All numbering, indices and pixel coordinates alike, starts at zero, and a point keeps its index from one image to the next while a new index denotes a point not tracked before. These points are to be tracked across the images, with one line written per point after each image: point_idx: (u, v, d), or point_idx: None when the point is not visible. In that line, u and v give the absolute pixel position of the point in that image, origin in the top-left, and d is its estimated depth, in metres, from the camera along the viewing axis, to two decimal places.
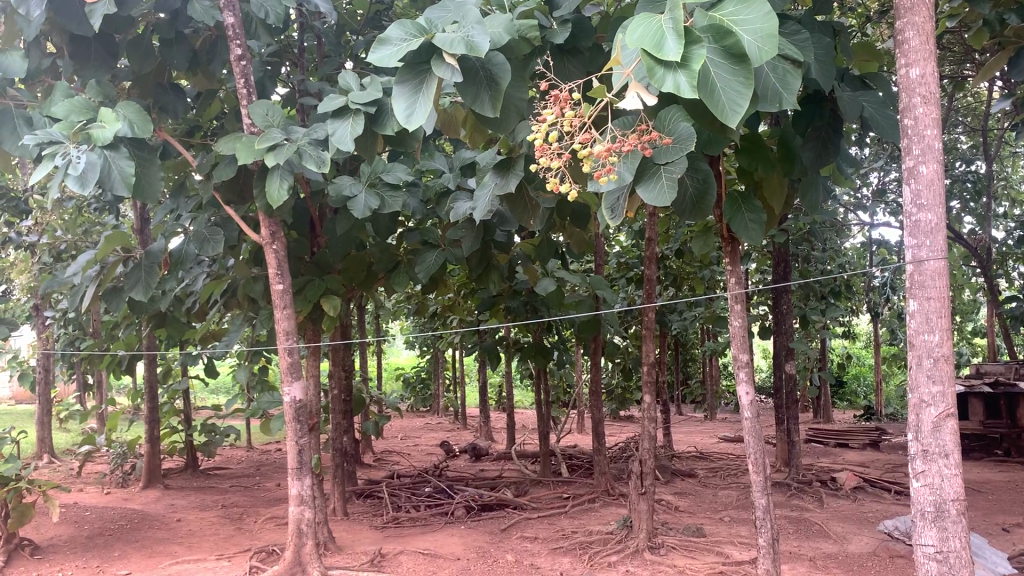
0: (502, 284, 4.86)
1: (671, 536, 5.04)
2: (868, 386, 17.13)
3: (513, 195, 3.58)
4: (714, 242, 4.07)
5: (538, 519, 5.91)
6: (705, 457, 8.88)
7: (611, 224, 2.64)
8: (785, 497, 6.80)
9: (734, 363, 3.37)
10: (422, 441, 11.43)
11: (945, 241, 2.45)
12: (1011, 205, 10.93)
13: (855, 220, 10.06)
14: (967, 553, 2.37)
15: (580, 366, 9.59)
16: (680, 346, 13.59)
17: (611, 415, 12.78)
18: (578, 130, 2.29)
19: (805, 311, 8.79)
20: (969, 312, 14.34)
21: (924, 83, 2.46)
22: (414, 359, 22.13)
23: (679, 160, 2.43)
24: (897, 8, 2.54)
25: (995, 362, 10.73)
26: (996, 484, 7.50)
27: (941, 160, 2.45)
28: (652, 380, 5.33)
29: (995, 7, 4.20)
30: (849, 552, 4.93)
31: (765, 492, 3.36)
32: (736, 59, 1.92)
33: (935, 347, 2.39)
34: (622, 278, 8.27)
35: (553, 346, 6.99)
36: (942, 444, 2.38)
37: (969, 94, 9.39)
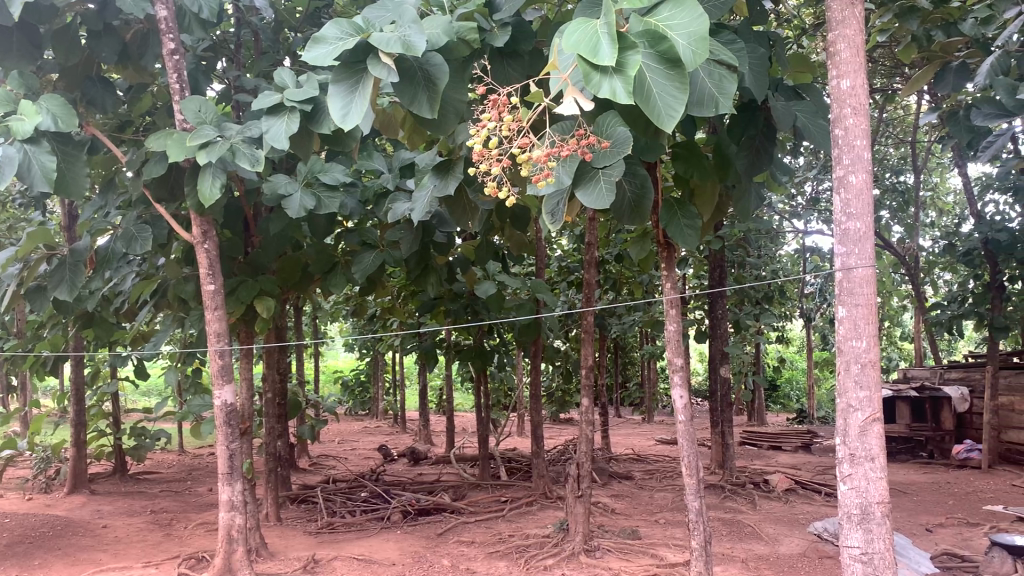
0: (440, 286, 4.82)
1: (607, 539, 5.07)
2: (799, 390, 17.58)
3: (452, 197, 3.55)
4: (650, 247, 4.11)
5: (475, 523, 5.89)
6: (642, 460, 8.97)
7: (551, 228, 2.65)
8: (719, 499, 6.90)
9: (670, 366, 3.40)
10: (360, 445, 11.30)
11: (873, 249, 2.50)
12: (938, 215, 11.34)
13: (789, 227, 10.31)
14: (891, 553, 2.42)
15: (521, 369, 9.62)
16: (619, 350, 13.74)
17: (551, 418, 12.83)
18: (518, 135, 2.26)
19: (739, 316, 8.97)
20: (896, 318, 14.83)
21: (854, 94, 2.51)
22: (352, 361, 21.94)
23: (618, 164, 2.45)
24: (829, 20, 2.59)
25: (920, 367, 11.09)
26: (921, 486, 7.74)
27: (869, 170, 2.50)
28: (590, 384, 5.35)
29: (923, 24, 4.34)
30: (780, 554, 5.02)
31: (698, 494, 3.39)
32: (671, 64, 1.93)
33: (862, 353, 2.44)
34: (563, 281, 8.32)
35: (493, 349, 6.99)
36: (868, 448, 2.43)
37: (898, 106, 9.71)
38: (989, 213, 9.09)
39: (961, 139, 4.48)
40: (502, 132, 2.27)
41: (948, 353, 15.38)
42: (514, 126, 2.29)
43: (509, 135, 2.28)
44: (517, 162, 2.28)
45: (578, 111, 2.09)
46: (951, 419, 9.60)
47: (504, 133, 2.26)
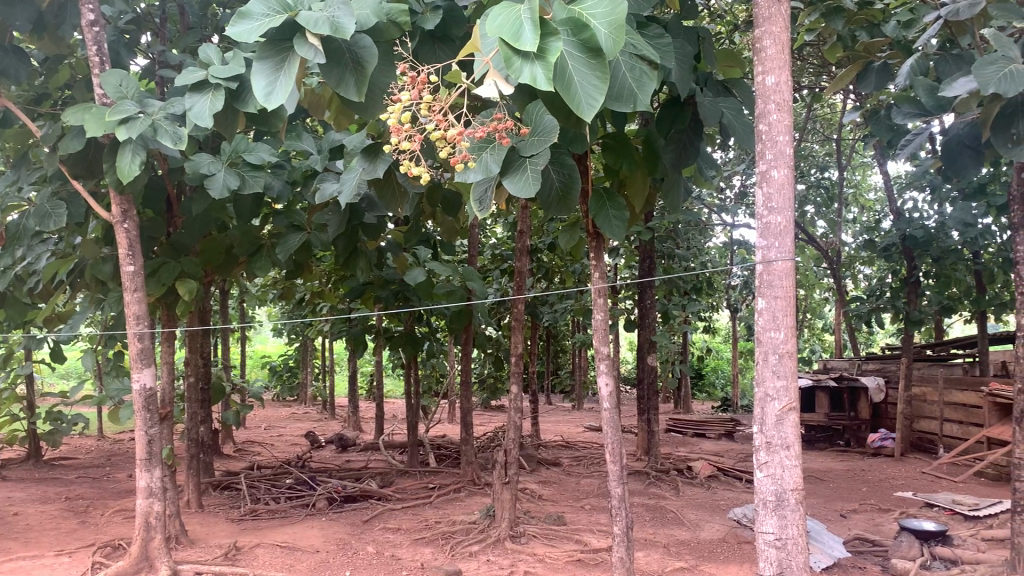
0: (368, 271, 4.77)
1: (533, 525, 5.12)
2: (724, 378, 18.01)
3: (381, 180, 3.51)
4: (580, 236, 4.13)
5: (401, 509, 5.87)
6: (571, 446, 9.05)
7: (478, 216, 2.64)
8: (644, 486, 7.02)
9: (596, 355, 3.44)
10: (286, 431, 11.15)
11: (793, 243, 2.56)
12: (860, 210, 11.72)
13: (718, 220, 10.52)
14: (803, 538, 2.50)
15: (452, 356, 9.62)
16: (551, 337, 13.85)
17: (481, 405, 12.86)
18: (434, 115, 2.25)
19: (667, 306, 9.13)
20: (818, 310, 15.29)
21: (778, 90, 2.57)
22: (280, 347, 21.61)
23: (543, 154, 2.47)
24: (756, 16, 2.63)
25: (840, 358, 11.45)
26: (837, 473, 8.00)
27: (791, 165, 2.57)
28: (520, 371, 5.38)
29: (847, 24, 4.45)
30: (700, 539, 5.13)
31: (622, 481, 3.44)
32: (592, 53, 1.94)
33: (780, 343, 2.51)
34: (497, 269, 8.32)
35: (424, 335, 6.97)
36: (783, 436, 2.49)
37: (824, 104, 9.99)
38: (907, 211, 9.42)
39: (882, 137, 4.59)
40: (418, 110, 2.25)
41: (867, 345, 15.92)
42: (432, 105, 2.27)
43: (426, 113, 2.27)
44: (433, 143, 2.27)
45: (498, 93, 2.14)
46: (868, 408, 9.95)
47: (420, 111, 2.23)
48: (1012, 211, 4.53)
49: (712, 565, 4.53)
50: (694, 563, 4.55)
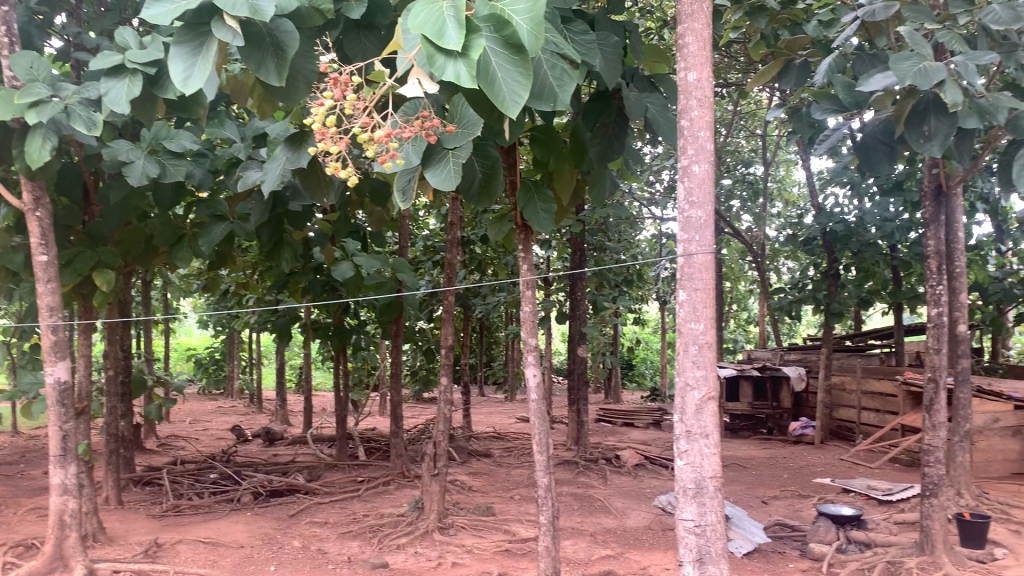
0: (294, 261, 4.71)
1: (461, 517, 5.12)
2: (653, 368, 18.31)
3: (306, 169, 3.45)
4: (508, 229, 4.14)
5: (329, 503, 5.82)
6: (501, 437, 9.08)
7: (402, 207, 2.66)
8: (572, 475, 7.09)
9: (523, 346, 3.45)
10: (212, 425, 10.90)
11: (713, 237, 2.62)
12: (784, 205, 12.02)
13: (647, 213, 10.67)
14: (722, 524, 2.56)
15: (382, 347, 9.56)
16: (484, 329, 13.87)
17: (413, 397, 12.80)
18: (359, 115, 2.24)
19: (597, 298, 9.24)
20: (743, 302, 15.67)
21: (700, 87, 2.61)
22: (206, 339, 21.13)
23: (466, 145, 2.50)
24: (679, 13, 2.68)
25: (764, 349, 11.74)
26: (760, 461, 8.22)
27: (711, 161, 2.62)
28: (449, 363, 5.37)
29: (770, 23, 4.59)
30: (627, 527, 5.21)
31: (548, 471, 3.47)
32: (514, 50, 1.95)
33: (700, 334, 2.56)
34: (428, 260, 8.28)
35: (353, 327, 6.89)
36: (703, 425, 2.55)
37: (750, 100, 10.21)
38: (828, 206, 9.70)
39: (802, 134, 4.71)
40: (343, 110, 2.23)
41: (790, 336, 16.37)
42: (356, 104, 2.25)
43: (350, 113, 2.26)
44: (360, 143, 2.26)
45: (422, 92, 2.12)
46: (789, 397, 10.24)
47: (346, 112, 2.22)
48: (924, 206, 4.70)
49: (637, 552, 4.61)
50: (620, 551, 4.62)
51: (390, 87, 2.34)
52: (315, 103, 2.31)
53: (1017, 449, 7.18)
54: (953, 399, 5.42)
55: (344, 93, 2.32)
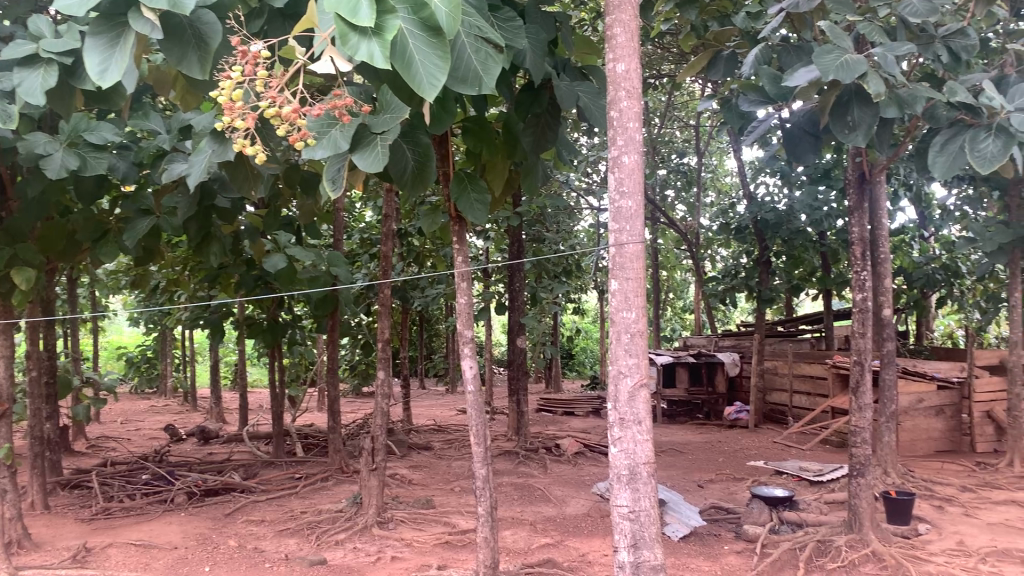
0: (223, 256, 4.64)
1: (401, 510, 5.10)
2: (593, 358, 18.48)
3: (233, 163, 3.39)
4: (442, 221, 4.11)
5: (265, 501, 5.74)
6: (442, 430, 9.07)
7: (332, 196, 2.55)
8: (512, 465, 7.12)
9: (459, 338, 3.44)
10: (144, 424, 10.64)
11: (643, 226, 2.65)
12: (717, 194, 12.24)
13: (585, 203, 10.74)
14: (655, 509, 2.59)
15: (319, 342, 9.45)
16: (424, 321, 13.81)
17: (352, 391, 12.69)
18: (268, 91, 2.21)
19: (536, 288, 9.28)
20: (679, 290, 15.91)
21: (628, 78, 2.64)
22: (137, 338, 20.58)
23: (393, 129, 2.47)
24: (607, 4, 2.69)
25: (700, 336, 11.94)
26: (696, 445, 8.37)
27: (640, 151, 2.65)
28: (386, 356, 5.33)
29: (700, 15, 4.66)
30: (566, 515, 5.26)
31: (485, 462, 3.48)
32: (433, 33, 1.94)
33: (631, 323, 2.59)
34: (364, 253, 8.20)
35: (288, 322, 6.79)
36: (635, 412, 2.58)
37: (683, 91, 10.35)
38: (760, 194, 9.90)
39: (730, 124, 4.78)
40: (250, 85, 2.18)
41: (725, 323, 16.68)
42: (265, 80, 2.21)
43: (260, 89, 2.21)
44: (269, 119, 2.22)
45: (335, 70, 2.13)
46: (724, 383, 10.45)
47: (253, 86, 2.17)
48: (848, 194, 4.83)
49: (576, 539, 4.65)
50: (559, 538, 4.66)
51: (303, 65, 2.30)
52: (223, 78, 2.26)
53: (941, 427, 7.45)
54: (879, 380, 5.59)
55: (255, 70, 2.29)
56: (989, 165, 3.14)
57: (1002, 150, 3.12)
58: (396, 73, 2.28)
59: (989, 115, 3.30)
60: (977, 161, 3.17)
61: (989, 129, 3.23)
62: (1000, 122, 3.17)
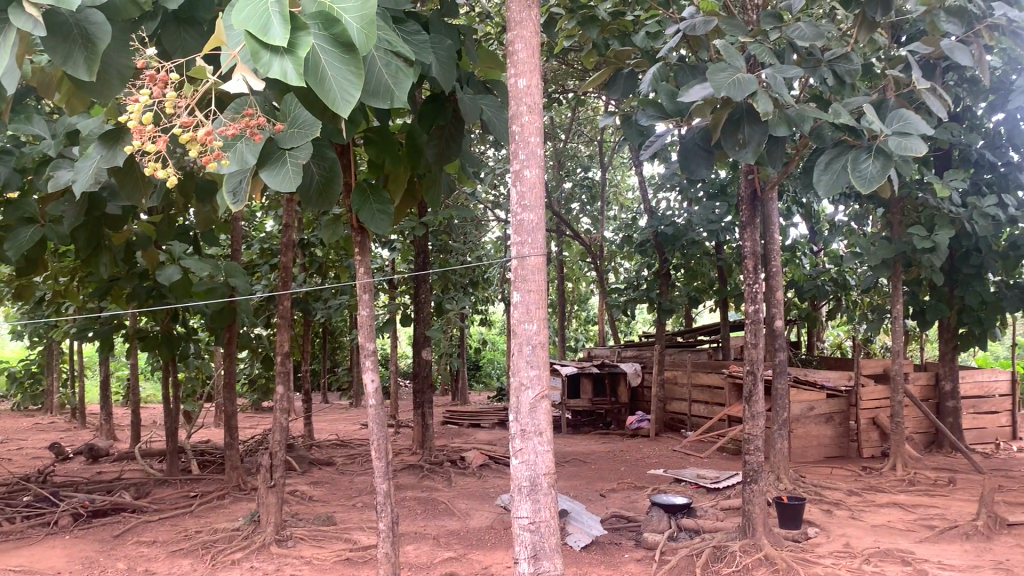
0: (113, 267, 4.52)
1: (301, 527, 4.99)
2: (500, 369, 18.53)
3: (121, 169, 3.26)
4: (342, 232, 4.06)
5: (158, 521, 5.53)
6: (345, 444, 8.92)
7: (231, 208, 2.49)
8: (416, 479, 7.07)
9: (361, 351, 3.39)
10: (26, 444, 10.09)
11: (544, 239, 2.69)
12: (620, 208, 12.50)
13: (492, 215, 10.79)
14: (555, 520, 2.62)
15: (216, 355, 9.18)
16: (327, 334, 13.59)
17: (252, 406, 12.36)
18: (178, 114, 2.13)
19: (442, 300, 9.26)
20: (584, 302, 16.14)
21: (529, 93, 2.67)
22: (19, 352, 19.50)
23: (303, 147, 2.42)
24: (508, 20, 2.71)
25: (603, 347, 12.14)
26: (600, 455, 8.49)
27: (542, 165, 2.68)
28: (285, 370, 5.20)
29: (601, 32, 4.81)
30: (469, 528, 5.24)
31: (387, 477, 3.44)
32: (345, 48, 1.90)
33: (533, 334, 2.61)
34: (264, 263, 8.00)
35: (184, 334, 6.57)
36: (536, 423, 2.61)
37: (588, 106, 10.54)
38: (660, 209, 10.16)
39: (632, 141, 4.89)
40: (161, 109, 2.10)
41: (629, 334, 16.99)
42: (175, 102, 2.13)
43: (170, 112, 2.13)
44: (181, 142, 2.14)
45: (247, 90, 2.00)
46: (627, 393, 10.64)
47: (163, 110, 2.09)
48: (741, 210, 4.99)
49: (479, 552, 4.65)
50: (462, 552, 4.65)
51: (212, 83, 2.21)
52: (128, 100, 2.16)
53: (830, 434, 7.76)
54: (773, 390, 5.80)
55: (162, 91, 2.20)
56: (868, 184, 3.27)
57: (881, 172, 3.27)
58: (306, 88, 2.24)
59: (869, 137, 3.45)
60: (857, 180, 3.30)
61: (868, 151, 3.37)
62: (880, 146, 3.33)
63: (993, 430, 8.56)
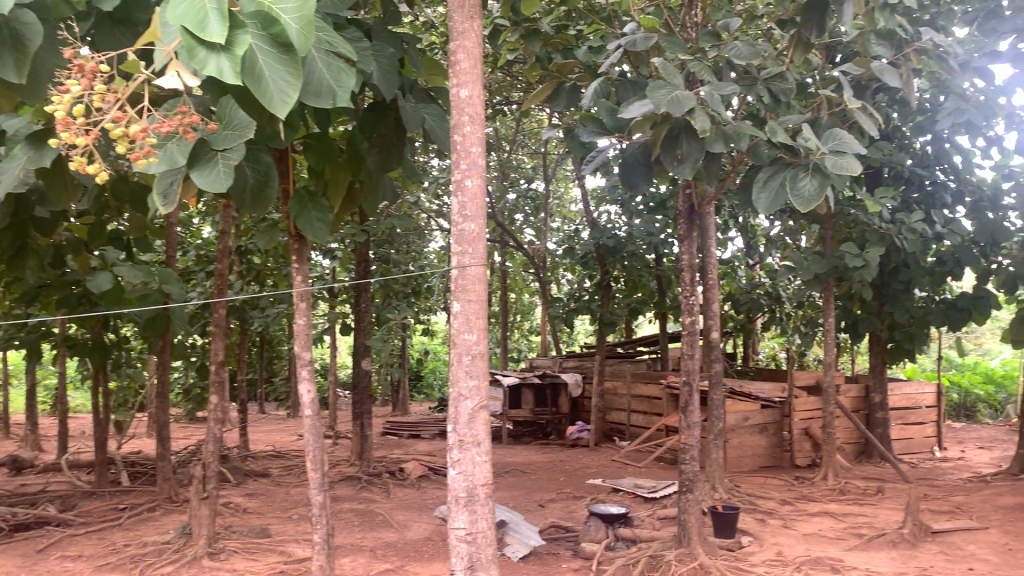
0: (39, 272, 4.39)
1: (234, 540, 4.89)
2: (442, 379, 18.46)
3: (48, 171, 3.19)
4: (280, 238, 4.01)
5: (84, 535, 5.36)
6: (282, 455, 8.78)
7: (163, 211, 2.44)
8: (354, 490, 6.98)
9: (297, 360, 3.35)
10: None
11: (485, 250, 2.69)
12: (563, 220, 12.59)
13: (436, 224, 10.77)
14: (492, 531, 2.62)
15: (150, 364, 8.96)
16: (266, 343, 13.38)
17: (186, 416, 12.08)
18: (109, 106, 2.08)
19: (383, 309, 9.19)
20: (527, 312, 16.20)
21: (471, 103, 2.68)
22: None
23: (237, 148, 2.39)
24: (451, 30, 2.72)
25: (545, 358, 12.19)
26: (540, 465, 8.51)
27: (483, 176, 2.69)
28: (221, 379, 5.10)
29: (545, 46, 4.87)
30: (407, 540, 5.21)
31: (323, 488, 3.40)
32: (283, 49, 1.87)
33: (472, 345, 2.62)
34: (200, 270, 7.84)
35: (115, 342, 6.40)
36: (474, 434, 2.60)
37: (532, 118, 10.61)
38: (602, 221, 10.27)
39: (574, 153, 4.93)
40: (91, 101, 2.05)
41: (571, 345, 17.08)
42: (105, 95, 2.09)
43: (99, 105, 2.08)
44: (111, 137, 2.08)
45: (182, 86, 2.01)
46: (567, 403, 10.70)
47: (93, 102, 2.04)
48: (679, 223, 5.07)
49: (416, 564, 4.61)
50: (400, 564, 4.61)
51: (145, 79, 2.17)
52: (56, 92, 2.11)
53: (764, 444, 7.91)
54: (709, 400, 5.89)
55: (92, 84, 2.15)
56: (808, 204, 3.35)
57: (818, 190, 3.35)
58: (243, 86, 2.21)
59: (805, 154, 3.53)
60: (798, 200, 3.37)
61: (806, 169, 3.45)
62: (816, 163, 3.41)
63: (920, 441, 8.83)
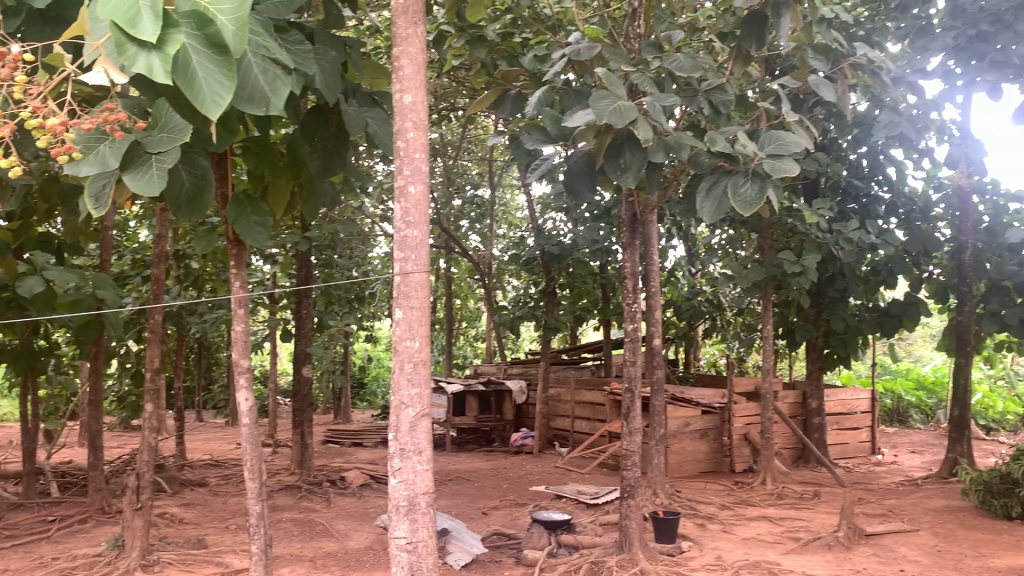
0: None
1: (169, 552, 4.77)
2: (385, 387, 18.32)
3: None
4: (217, 243, 3.91)
5: (9, 548, 5.17)
6: (220, 464, 8.61)
7: (94, 213, 2.38)
8: (294, 500, 6.87)
9: (235, 368, 3.28)
10: None
11: (428, 256, 2.67)
12: (509, 227, 12.62)
13: (380, 229, 10.70)
14: (433, 539, 2.60)
15: (82, 371, 8.70)
16: (204, 349, 13.12)
17: (120, 425, 11.76)
18: (30, 100, 2.00)
19: (326, 316, 9.09)
20: (472, 319, 16.18)
21: (415, 109, 2.67)
22: None
23: (173, 152, 2.34)
24: (394, 35, 2.71)
25: (488, 364, 12.18)
26: (483, 472, 8.49)
27: (427, 182, 2.68)
28: (156, 387, 4.98)
29: (490, 52, 4.88)
30: (348, 549, 5.14)
31: (260, 498, 3.33)
32: (217, 50, 1.83)
33: (415, 352, 2.60)
34: (136, 275, 7.64)
35: (44, 347, 6.20)
36: (416, 442, 2.58)
37: (478, 124, 10.62)
38: (547, 228, 10.32)
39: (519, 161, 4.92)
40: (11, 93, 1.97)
41: (515, 352, 17.11)
42: (28, 88, 2.01)
43: (20, 98, 1.99)
44: (31, 131, 2.00)
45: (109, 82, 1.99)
46: (511, 410, 10.71)
47: (13, 94, 1.96)
48: (622, 231, 5.10)
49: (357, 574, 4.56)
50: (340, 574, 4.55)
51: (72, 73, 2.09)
52: None
53: (704, 449, 8.02)
54: (651, 407, 5.95)
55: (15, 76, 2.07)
56: (749, 208, 3.39)
57: (759, 194, 3.40)
58: (176, 88, 2.16)
59: (744, 162, 3.59)
60: (738, 203, 3.41)
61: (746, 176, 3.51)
62: (756, 169, 3.48)
63: (854, 445, 9.05)
